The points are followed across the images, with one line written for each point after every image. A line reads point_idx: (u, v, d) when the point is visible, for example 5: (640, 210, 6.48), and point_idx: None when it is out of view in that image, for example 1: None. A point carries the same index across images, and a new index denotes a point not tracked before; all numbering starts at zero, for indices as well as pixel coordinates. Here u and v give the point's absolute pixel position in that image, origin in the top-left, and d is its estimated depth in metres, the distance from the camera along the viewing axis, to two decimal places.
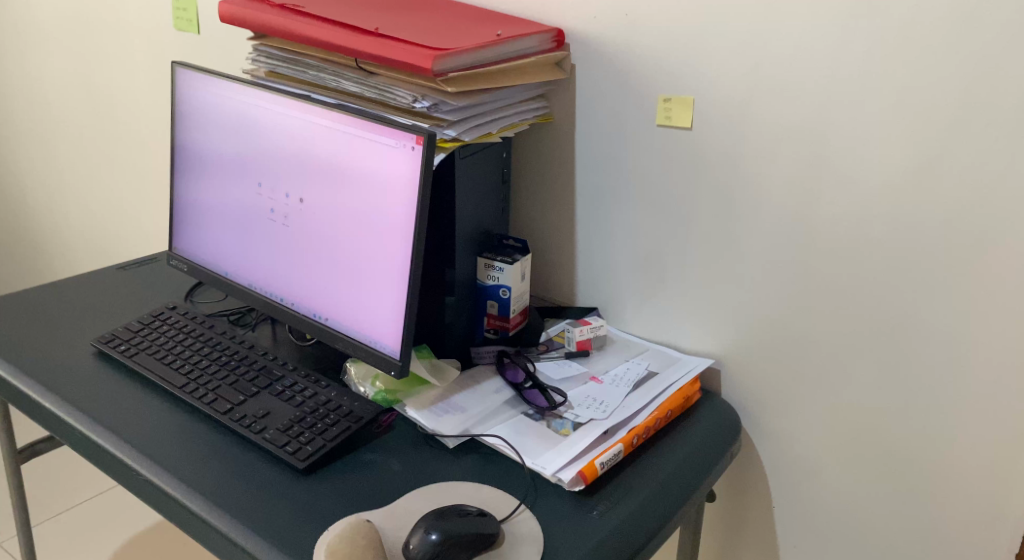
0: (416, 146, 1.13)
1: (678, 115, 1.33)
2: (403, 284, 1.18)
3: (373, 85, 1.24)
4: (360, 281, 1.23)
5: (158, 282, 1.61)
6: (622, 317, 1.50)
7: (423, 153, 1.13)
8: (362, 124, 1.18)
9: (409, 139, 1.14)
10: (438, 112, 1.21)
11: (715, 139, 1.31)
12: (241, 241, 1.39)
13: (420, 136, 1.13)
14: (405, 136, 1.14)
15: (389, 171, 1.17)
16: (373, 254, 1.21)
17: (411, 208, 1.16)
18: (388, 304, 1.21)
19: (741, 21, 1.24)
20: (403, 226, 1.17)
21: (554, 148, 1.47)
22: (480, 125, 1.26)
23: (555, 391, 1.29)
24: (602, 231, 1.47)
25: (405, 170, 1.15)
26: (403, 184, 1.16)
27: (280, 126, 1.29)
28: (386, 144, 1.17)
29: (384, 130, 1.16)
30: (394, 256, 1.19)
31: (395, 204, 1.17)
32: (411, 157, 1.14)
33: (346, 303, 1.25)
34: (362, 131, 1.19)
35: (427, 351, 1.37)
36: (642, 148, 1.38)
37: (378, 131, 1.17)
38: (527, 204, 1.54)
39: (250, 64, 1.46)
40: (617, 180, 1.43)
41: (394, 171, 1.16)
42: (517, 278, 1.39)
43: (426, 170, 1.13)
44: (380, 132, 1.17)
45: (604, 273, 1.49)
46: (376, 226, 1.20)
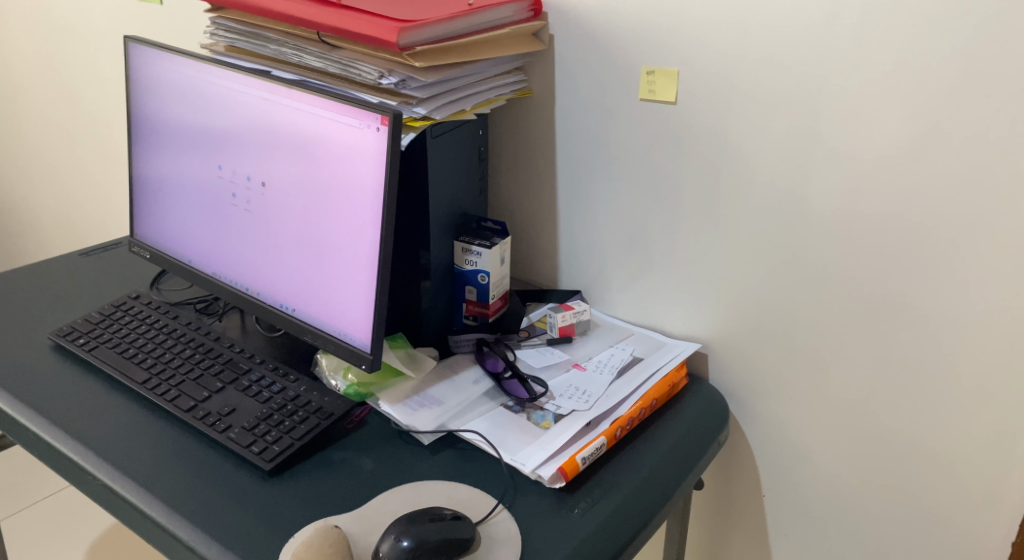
0: (381, 127, 1.06)
1: (662, 88, 1.26)
2: (373, 273, 1.12)
3: (336, 59, 1.17)
4: (328, 270, 1.16)
5: (122, 269, 1.54)
6: (607, 300, 1.43)
7: (389, 134, 1.06)
8: (324, 103, 1.11)
9: (374, 119, 1.07)
10: (407, 89, 1.13)
11: (701, 114, 1.24)
12: (203, 227, 1.32)
13: (385, 116, 1.05)
14: (369, 116, 1.07)
15: (354, 153, 1.10)
16: (340, 242, 1.14)
17: (379, 193, 1.09)
18: (357, 296, 1.14)
19: None
20: (371, 211, 1.10)
21: (533, 123, 1.40)
22: (452, 101, 1.19)
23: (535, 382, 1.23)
24: (584, 211, 1.40)
25: (371, 153, 1.08)
26: (370, 167, 1.09)
27: (240, 105, 1.21)
28: (350, 125, 1.09)
29: (347, 110, 1.09)
30: (362, 244, 1.12)
31: (362, 189, 1.10)
32: (376, 138, 1.07)
33: (314, 294, 1.19)
34: (325, 111, 1.11)
35: (403, 342, 1.31)
36: (625, 123, 1.31)
37: (341, 111, 1.09)
38: (505, 182, 1.47)
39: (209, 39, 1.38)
40: (599, 157, 1.36)
41: (359, 153, 1.09)
42: (496, 263, 1.34)
43: (393, 154, 1.06)
44: (343, 112, 1.09)
45: (587, 255, 1.43)
46: (343, 211, 1.13)
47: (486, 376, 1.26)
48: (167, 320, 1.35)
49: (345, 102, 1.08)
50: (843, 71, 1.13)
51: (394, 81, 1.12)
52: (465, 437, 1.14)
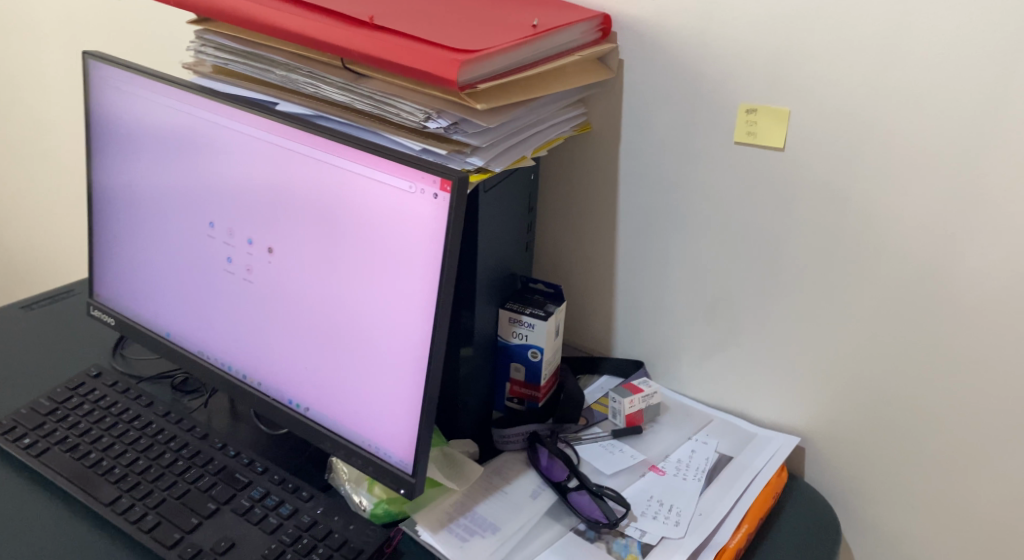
0: (438, 193, 0.80)
1: (765, 130, 1.02)
2: (419, 376, 0.87)
3: (365, 94, 0.92)
4: (355, 365, 0.91)
5: (77, 331, 1.25)
6: (676, 374, 1.20)
7: (451, 204, 0.80)
8: (357, 155, 0.85)
9: (430, 183, 0.81)
10: (460, 135, 0.88)
11: (813, 163, 1.01)
12: (184, 295, 1.05)
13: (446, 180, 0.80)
14: (423, 178, 0.81)
15: (399, 224, 0.84)
16: (374, 332, 0.89)
17: (431, 276, 0.83)
18: (396, 401, 0.89)
19: (860, 10, 0.94)
20: (419, 300, 0.85)
21: (593, 164, 1.16)
22: (512, 148, 0.94)
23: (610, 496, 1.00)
24: (653, 269, 1.16)
25: (422, 225, 0.83)
26: (420, 243, 0.83)
27: (240, 149, 0.95)
28: (394, 186, 0.83)
29: (390, 166, 0.83)
30: (405, 338, 0.87)
31: (407, 270, 0.85)
32: (432, 207, 0.82)
33: (335, 391, 0.93)
34: (358, 165, 0.85)
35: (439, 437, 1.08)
36: (711, 170, 1.07)
37: (382, 167, 0.84)
38: (553, 230, 1.23)
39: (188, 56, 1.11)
40: (676, 208, 1.12)
41: (405, 224, 0.84)
42: (551, 335, 1.10)
43: (453, 229, 0.81)
44: (385, 168, 0.83)
45: (653, 320, 1.19)
46: (379, 295, 0.87)
47: (549, 482, 1.02)
48: (136, 407, 1.07)
49: (385, 156, 0.83)
50: (1008, 120, 0.90)
51: (444, 126, 0.87)
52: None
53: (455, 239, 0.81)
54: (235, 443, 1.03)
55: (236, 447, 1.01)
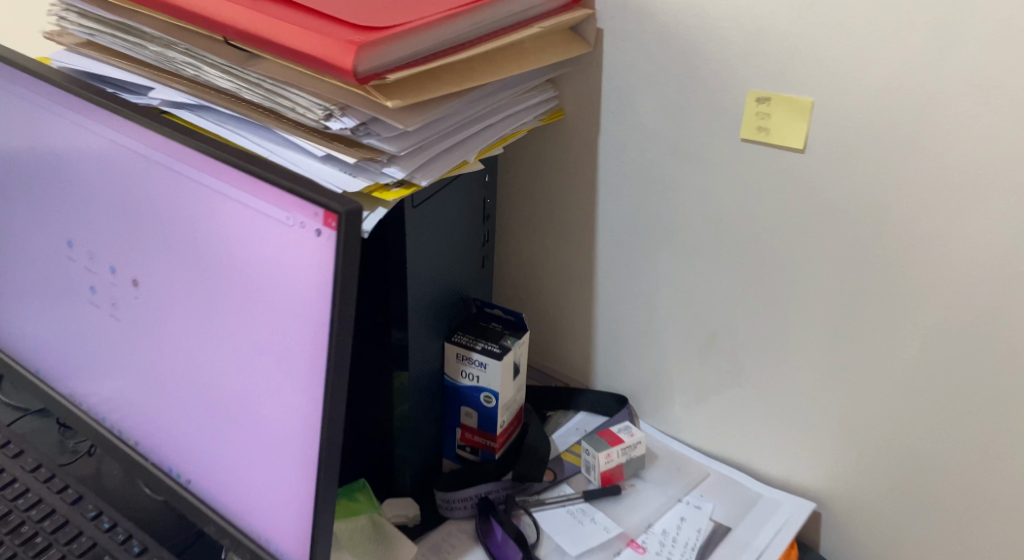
0: (321, 231, 0.58)
1: (778, 125, 0.80)
2: (311, 458, 0.66)
3: (252, 81, 0.70)
4: (237, 433, 0.71)
5: None
6: (665, 414, 1.00)
7: (335, 247, 0.58)
8: (226, 171, 0.63)
9: (309, 216, 0.59)
10: (372, 139, 0.66)
11: (840, 168, 0.79)
12: (48, 324, 0.84)
13: (329, 215, 0.57)
14: (302, 208, 0.58)
15: (276, 264, 0.62)
16: (256, 398, 0.68)
17: (320, 338, 0.62)
18: (287, 486, 0.69)
19: None
20: (305, 363, 0.64)
21: (567, 160, 0.95)
22: (449, 150, 0.72)
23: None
24: (638, 290, 0.96)
25: (305, 269, 0.61)
26: (305, 292, 0.61)
27: (94, 152, 0.73)
28: (268, 215, 0.61)
29: (264, 188, 0.61)
30: (293, 410, 0.66)
31: (289, 325, 0.63)
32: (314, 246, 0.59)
33: (220, 462, 0.73)
34: (227, 184, 0.64)
35: (365, 495, 0.91)
36: (710, 172, 0.85)
37: (254, 190, 0.62)
38: (522, 236, 1.03)
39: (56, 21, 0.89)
40: (666, 218, 0.90)
41: (285, 266, 0.62)
42: (508, 376, 0.89)
43: (344, 279, 0.58)
44: (257, 191, 0.62)
45: (639, 350, 0.99)
46: (260, 353, 0.66)
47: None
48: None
49: (257, 175, 0.60)
50: None
51: (350, 127, 0.65)
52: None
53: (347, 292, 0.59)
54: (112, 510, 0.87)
55: (111, 519, 0.85)
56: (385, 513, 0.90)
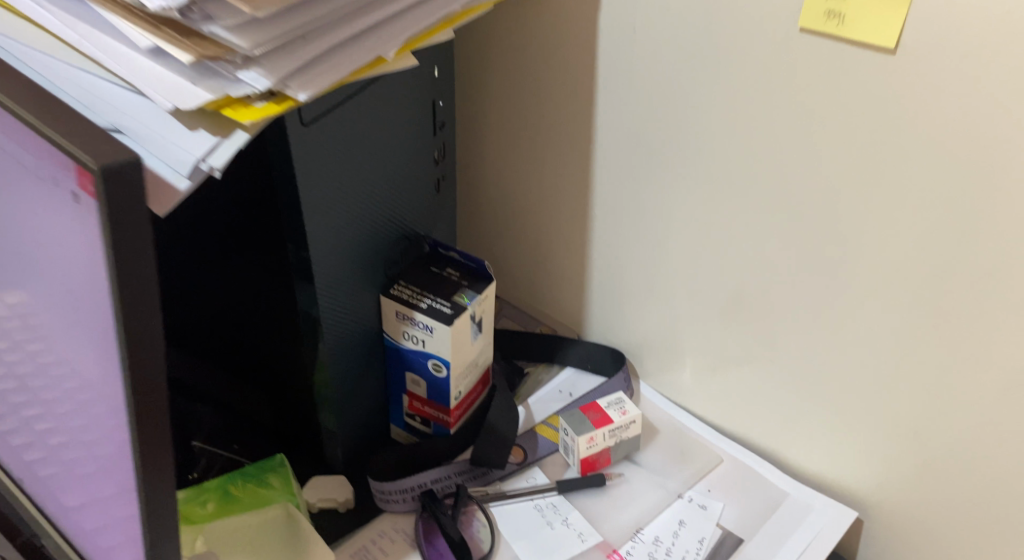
0: (77, 195, 0.35)
1: (858, 12, 0.55)
2: (129, 501, 0.46)
3: None
4: (61, 453, 0.50)
5: None
6: (673, 381, 0.79)
7: (95, 219, 0.35)
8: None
9: (61, 168, 0.35)
10: (213, 28, 0.42)
11: (944, 82, 0.53)
12: None
13: (83, 170, 0.34)
14: (51, 156, 0.35)
15: (41, 231, 0.40)
16: (60, 405, 0.47)
17: (115, 359, 0.39)
18: (124, 534, 0.48)
19: None
20: (100, 380, 0.42)
21: (557, 45, 0.70)
22: (348, 44, 0.47)
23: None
24: (646, 224, 0.72)
25: (76, 255, 0.38)
26: (85, 290, 0.39)
27: None
28: (23, 165, 0.38)
29: (11, 121, 0.38)
30: (111, 444, 0.44)
31: (83, 330, 0.41)
32: (79, 220, 0.36)
33: (42, 468, 0.54)
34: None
35: (281, 469, 0.72)
36: (752, 74, 0.61)
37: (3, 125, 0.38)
38: (501, 144, 0.79)
39: None
40: (686, 133, 0.66)
41: (61, 247, 0.39)
42: (462, 340, 0.68)
43: (123, 278, 0.35)
44: (6, 127, 0.38)
45: (643, 299, 0.76)
46: (64, 356, 0.45)
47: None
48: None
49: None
50: None
51: (174, 6, 0.41)
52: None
53: (135, 296, 0.36)
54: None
55: None
56: (308, 499, 0.71)
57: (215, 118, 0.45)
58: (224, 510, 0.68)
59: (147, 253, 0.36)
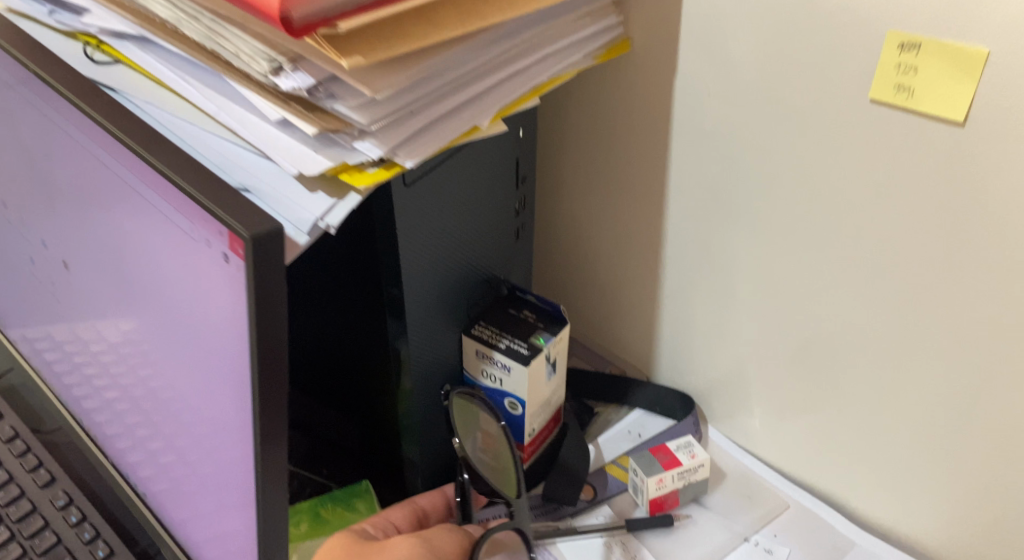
0: (227, 254, 0.41)
1: (927, 84, 0.58)
2: (246, 511, 0.52)
3: (191, 12, 0.52)
4: (194, 473, 0.57)
5: None
6: (740, 425, 0.82)
7: (242, 277, 0.41)
8: (133, 162, 0.47)
9: (214, 231, 0.41)
10: (336, 106, 0.48)
11: (1010, 154, 0.56)
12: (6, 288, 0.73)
13: (235, 235, 0.40)
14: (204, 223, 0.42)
15: (184, 280, 0.47)
16: (189, 422, 0.54)
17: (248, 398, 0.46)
18: (245, 546, 0.55)
19: None
20: (229, 408, 0.49)
21: (635, 108, 0.74)
22: (448, 114, 0.52)
23: (441, 493, 0.73)
24: (717, 277, 0.76)
25: (222, 306, 0.44)
26: (227, 339, 0.45)
27: (9, 104, 0.59)
28: (176, 226, 0.44)
29: (168, 190, 0.44)
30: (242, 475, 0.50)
31: (221, 367, 0.47)
32: (226, 280, 0.42)
33: (169, 484, 0.61)
34: (133, 174, 0.47)
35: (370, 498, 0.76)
36: (827, 139, 0.64)
37: (160, 189, 0.45)
38: (579, 196, 0.84)
39: None
40: (758, 193, 0.69)
41: (202, 295, 0.45)
42: (538, 381, 0.72)
43: (262, 324, 0.41)
44: (163, 193, 0.45)
45: (713, 348, 0.80)
46: (206, 390, 0.51)
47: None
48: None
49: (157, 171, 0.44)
50: None
51: (304, 88, 0.47)
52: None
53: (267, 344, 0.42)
54: (112, 534, 0.76)
55: (79, 511, 0.76)
56: None
57: (332, 182, 0.51)
58: (315, 531, 0.73)
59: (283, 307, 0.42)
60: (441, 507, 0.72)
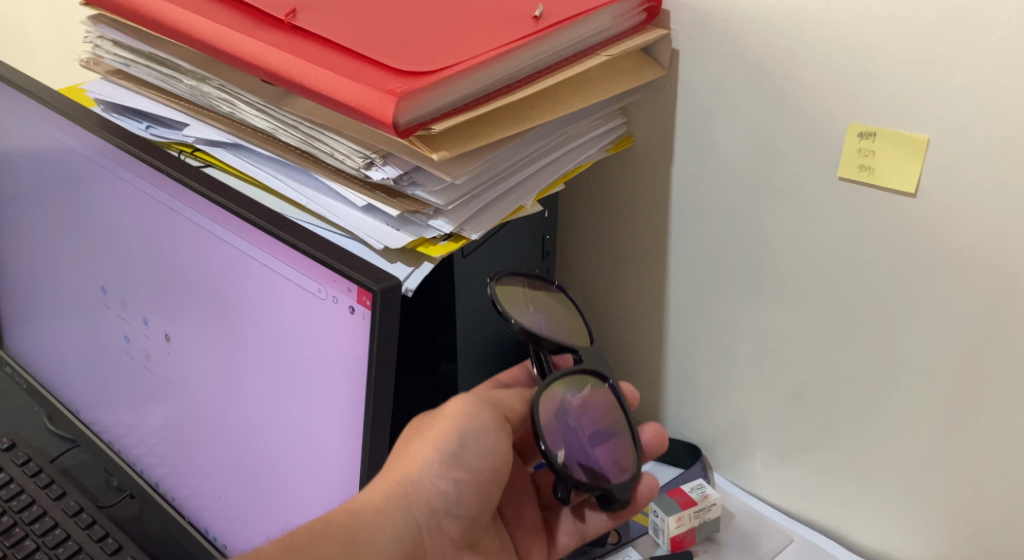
0: (356, 306, 0.57)
1: (885, 164, 0.70)
2: None
3: (289, 122, 0.64)
4: (279, 514, 0.68)
5: (21, 418, 1.05)
6: (742, 470, 0.91)
7: (370, 322, 0.56)
8: (264, 243, 0.61)
9: (345, 291, 0.57)
10: (418, 191, 0.60)
11: (953, 218, 0.69)
12: (88, 367, 0.82)
13: (367, 291, 0.55)
14: (336, 284, 0.57)
15: (304, 335, 0.61)
16: (280, 464, 0.66)
17: (357, 426, 0.60)
18: None
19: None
20: (333, 441, 0.62)
21: (637, 193, 0.87)
22: (499, 198, 0.65)
23: (523, 367, 0.71)
24: (715, 336, 0.87)
25: (341, 350, 0.59)
26: (338, 376, 0.60)
27: (124, 204, 0.71)
28: (305, 290, 0.59)
29: (302, 262, 0.59)
30: (327, 492, 0.64)
31: (331, 403, 0.61)
32: (351, 326, 0.58)
33: (250, 531, 0.70)
34: (263, 252, 0.61)
35: None
36: (806, 211, 0.76)
37: (295, 262, 0.59)
38: (588, 271, 0.95)
39: (86, 53, 0.85)
40: (748, 259, 0.81)
41: (324, 345, 0.60)
42: None
43: (382, 354, 0.57)
44: (296, 264, 0.59)
45: (714, 400, 0.90)
46: (305, 432, 0.64)
47: (596, 390, 0.65)
48: (62, 520, 0.87)
49: (294, 248, 0.58)
50: None
51: (393, 177, 0.59)
52: (557, 485, 0.60)
53: (382, 375, 0.57)
54: None
55: None
56: None
57: (409, 254, 0.62)
58: None
59: (394, 345, 0.57)
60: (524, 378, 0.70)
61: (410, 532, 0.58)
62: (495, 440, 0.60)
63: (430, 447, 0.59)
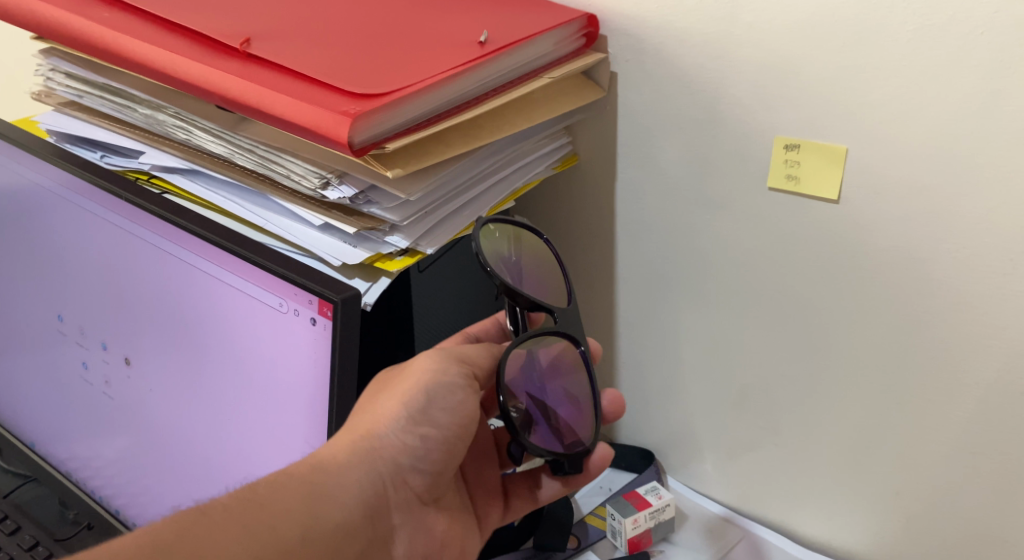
0: (317, 317, 0.59)
1: (810, 174, 0.74)
2: None
3: (245, 146, 0.66)
4: None
5: None
6: (694, 472, 0.94)
7: (332, 332, 0.59)
8: (225, 262, 0.63)
9: (307, 304, 0.60)
10: (374, 209, 0.62)
11: (877, 223, 0.73)
12: (46, 396, 0.82)
13: (328, 302, 0.58)
14: (296, 297, 0.60)
15: (268, 349, 0.63)
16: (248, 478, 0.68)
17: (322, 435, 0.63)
18: None
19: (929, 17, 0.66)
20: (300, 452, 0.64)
21: (583, 208, 0.90)
22: (452, 214, 0.68)
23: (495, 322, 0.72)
24: (663, 343, 0.90)
25: (304, 362, 0.62)
26: (304, 388, 0.62)
27: (80, 230, 0.72)
28: (265, 305, 0.62)
29: (262, 278, 0.61)
30: None
31: (298, 414, 0.64)
32: (314, 337, 0.60)
33: None
34: (224, 270, 0.63)
35: None
36: (741, 221, 0.80)
37: (255, 278, 0.62)
38: None
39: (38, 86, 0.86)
40: (690, 268, 0.85)
41: (289, 358, 0.62)
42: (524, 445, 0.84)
43: (345, 363, 0.59)
44: (256, 279, 0.62)
45: (664, 405, 0.93)
46: (273, 444, 0.66)
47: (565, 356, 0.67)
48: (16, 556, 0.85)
49: (254, 263, 0.60)
50: None
51: (348, 196, 0.62)
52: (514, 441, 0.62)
53: (344, 384, 0.60)
54: None
55: None
56: None
57: (366, 270, 0.65)
58: None
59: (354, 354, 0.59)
60: (494, 331, 0.71)
61: (375, 488, 0.60)
62: (461, 396, 0.61)
63: (398, 404, 0.60)
